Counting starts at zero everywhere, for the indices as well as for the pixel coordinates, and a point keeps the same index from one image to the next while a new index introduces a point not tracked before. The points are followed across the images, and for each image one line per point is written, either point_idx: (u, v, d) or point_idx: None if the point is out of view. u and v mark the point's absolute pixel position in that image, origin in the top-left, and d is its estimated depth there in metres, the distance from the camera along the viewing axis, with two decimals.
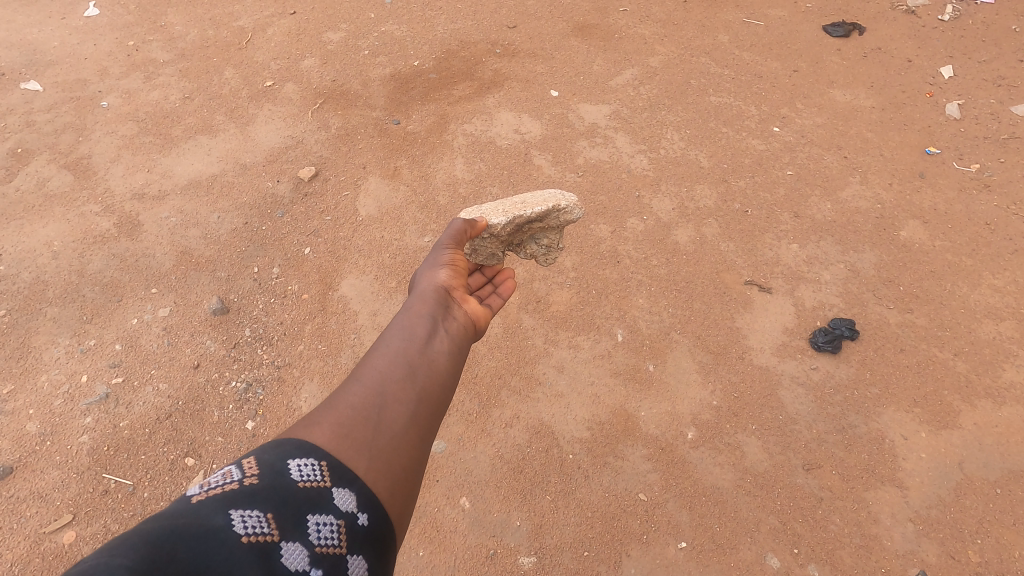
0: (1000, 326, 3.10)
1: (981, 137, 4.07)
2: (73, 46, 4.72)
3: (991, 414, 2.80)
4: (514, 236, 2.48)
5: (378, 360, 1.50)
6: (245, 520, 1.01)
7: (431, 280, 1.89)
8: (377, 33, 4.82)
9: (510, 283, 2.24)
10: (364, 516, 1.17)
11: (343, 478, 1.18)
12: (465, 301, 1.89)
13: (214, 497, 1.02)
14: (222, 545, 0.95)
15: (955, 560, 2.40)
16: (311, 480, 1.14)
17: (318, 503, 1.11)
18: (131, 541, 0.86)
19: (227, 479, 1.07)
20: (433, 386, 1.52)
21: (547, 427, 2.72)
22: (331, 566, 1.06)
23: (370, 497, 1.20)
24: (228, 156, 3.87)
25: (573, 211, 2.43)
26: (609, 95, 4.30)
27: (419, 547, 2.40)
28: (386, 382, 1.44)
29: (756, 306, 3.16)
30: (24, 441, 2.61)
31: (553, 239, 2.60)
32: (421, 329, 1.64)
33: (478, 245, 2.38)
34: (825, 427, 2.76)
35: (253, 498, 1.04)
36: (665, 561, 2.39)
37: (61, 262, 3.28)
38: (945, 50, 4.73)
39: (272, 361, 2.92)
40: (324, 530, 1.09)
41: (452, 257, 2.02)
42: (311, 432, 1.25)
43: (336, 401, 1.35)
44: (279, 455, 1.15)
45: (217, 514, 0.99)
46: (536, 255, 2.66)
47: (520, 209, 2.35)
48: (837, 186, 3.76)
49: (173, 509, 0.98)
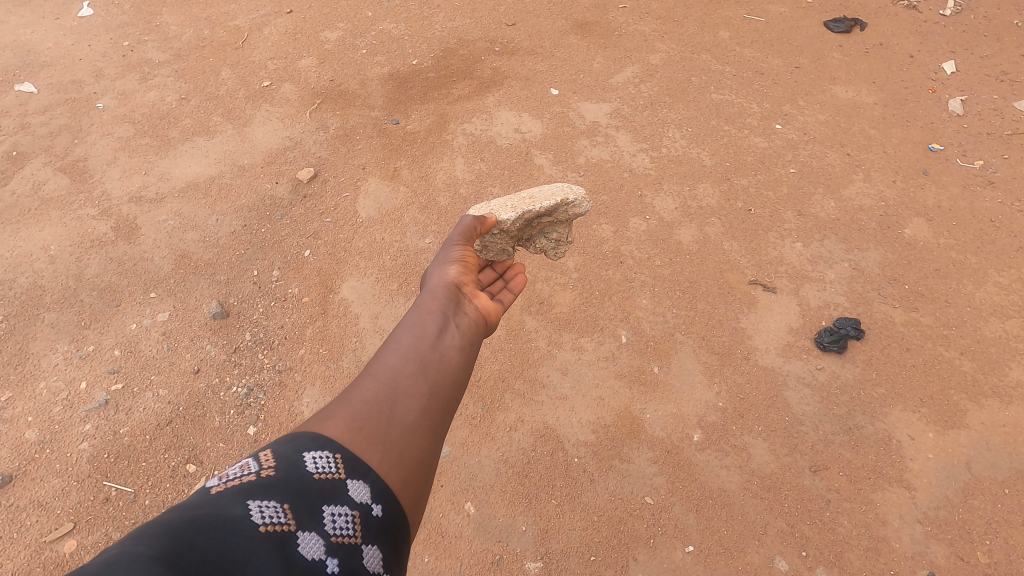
0: (1006, 324, 3.09)
1: (985, 133, 4.05)
2: (68, 47, 4.66)
3: (998, 413, 2.78)
4: (523, 231, 2.44)
5: (390, 355, 1.47)
6: (263, 510, 0.99)
7: (441, 276, 1.86)
8: (375, 31, 4.78)
9: (520, 277, 2.21)
10: (378, 507, 1.15)
11: (357, 470, 1.16)
12: (475, 296, 1.87)
13: (231, 489, 1.02)
14: (240, 534, 0.93)
15: (964, 562, 2.39)
16: (326, 472, 1.12)
17: (333, 494, 1.09)
18: (153, 531, 0.86)
19: (245, 472, 1.07)
20: (445, 381, 1.49)
21: (552, 430, 2.70)
22: (347, 555, 1.04)
23: (384, 489, 1.18)
24: (226, 158, 3.83)
25: (581, 205, 2.40)
26: (609, 94, 4.26)
27: (424, 554, 2.37)
28: (398, 376, 1.41)
29: (761, 306, 3.14)
30: (23, 449, 2.58)
31: (562, 234, 2.55)
32: (432, 324, 1.62)
33: (488, 241, 2.34)
34: (832, 428, 2.74)
35: (270, 489, 1.03)
36: (673, 565, 2.37)
37: (59, 267, 3.24)
38: (947, 45, 4.70)
39: (273, 365, 2.89)
40: (339, 520, 1.07)
41: (461, 253, 1.99)
42: (324, 426, 1.23)
43: (349, 396, 1.33)
44: (294, 448, 1.14)
45: (235, 504, 0.98)
46: (545, 250, 2.62)
47: (528, 204, 2.33)
48: (840, 183, 3.74)
49: (192, 500, 0.98)
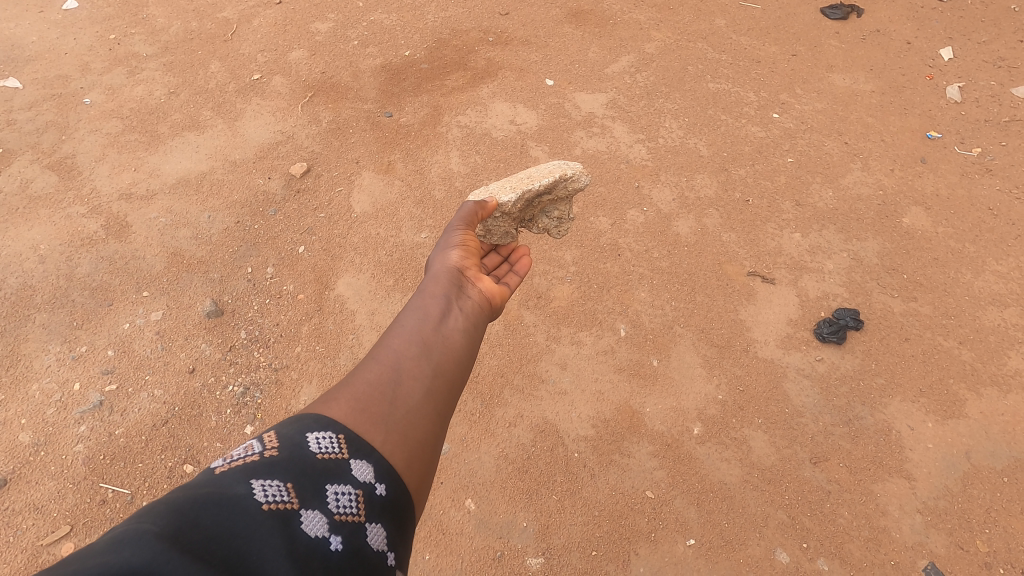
0: (1004, 313, 3.10)
1: (983, 120, 4.03)
2: (53, 41, 4.58)
3: (997, 402, 2.79)
4: (525, 212, 2.41)
5: (393, 339, 1.45)
6: (266, 489, 0.97)
7: (443, 260, 1.83)
8: (367, 22, 4.71)
9: (526, 259, 2.19)
10: (382, 486, 1.12)
11: (360, 450, 1.14)
12: (479, 279, 1.83)
13: (235, 469, 1.00)
14: (244, 512, 0.91)
15: (963, 551, 2.40)
16: (329, 452, 1.09)
17: (336, 473, 1.07)
18: (158, 508, 0.85)
19: (249, 453, 1.05)
20: (449, 363, 1.47)
21: (551, 426, 2.69)
22: (351, 533, 1.02)
23: (388, 468, 1.15)
24: (217, 153, 3.77)
25: (580, 179, 2.36)
26: (605, 83, 4.22)
27: (424, 551, 2.36)
28: (401, 359, 1.39)
29: (759, 298, 3.12)
30: (17, 452, 2.54)
31: (564, 211, 2.51)
32: (435, 308, 1.59)
33: (491, 225, 2.32)
34: (831, 419, 2.74)
35: (273, 469, 1.01)
36: (675, 559, 2.37)
37: (49, 267, 3.19)
38: (945, 31, 4.67)
39: (269, 364, 2.86)
40: (343, 498, 1.04)
41: (463, 238, 1.95)
42: (327, 407, 1.21)
43: (352, 379, 1.31)
44: (298, 429, 1.11)
45: (238, 483, 0.96)
46: (548, 229, 2.58)
47: (527, 184, 2.29)
48: (839, 172, 3.72)
49: (197, 480, 0.96)
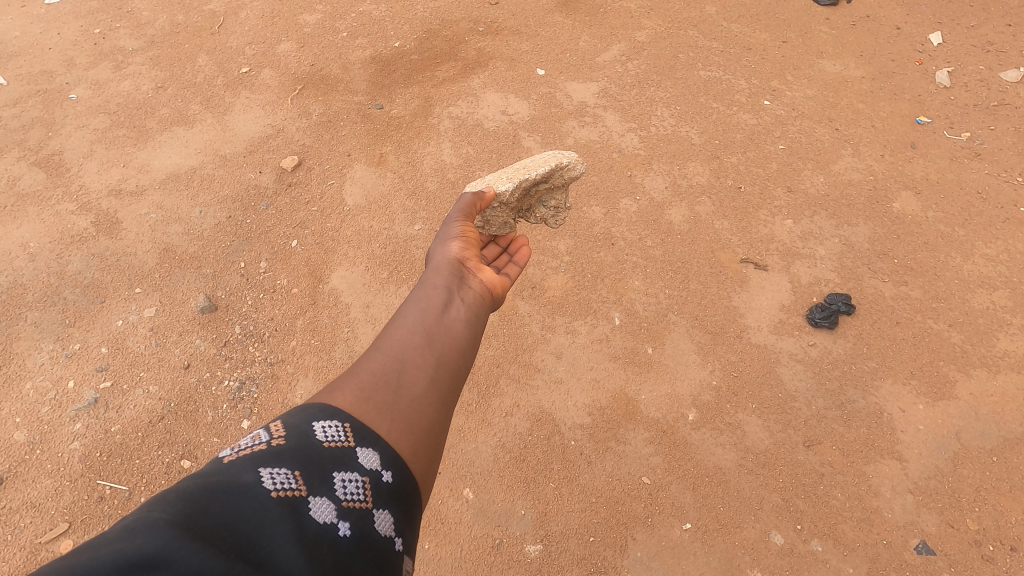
0: (993, 295, 3.13)
1: (971, 104, 4.06)
2: (36, 36, 4.52)
3: (986, 383, 2.83)
4: (523, 202, 2.41)
5: (396, 330, 1.45)
6: (274, 477, 0.98)
7: (444, 252, 1.83)
8: (355, 13, 4.67)
9: (525, 250, 2.19)
10: (388, 473, 1.12)
11: (365, 438, 1.14)
12: (479, 271, 1.83)
13: (244, 458, 1.00)
14: (250, 500, 0.92)
15: (954, 529, 2.44)
16: (335, 441, 1.10)
17: (343, 461, 1.08)
18: (169, 498, 0.86)
19: (256, 442, 1.05)
20: (452, 353, 1.48)
21: (548, 414, 2.70)
22: (359, 519, 1.02)
23: (393, 455, 1.16)
24: (206, 147, 3.74)
25: (576, 167, 2.37)
26: (596, 73, 4.21)
27: (424, 540, 2.38)
28: (405, 350, 1.39)
29: (753, 285, 3.14)
30: (12, 450, 2.54)
31: (560, 200, 2.52)
32: (436, 299, 1.60)
33: (490, 216, 2.33)
34: (825, 403, 2.77)
35: (281, 457, 1.02)
36: (671, 543, 2.40)
37: (39, 264, 3.16)
38: (934, 16, 4.69)
39: (264, 358, 2.86)
40: (350, 486, 1.05)
41: (463, 229, 1.95)
42: (333, 398, 1.21)
43: (355, 370, 1.31)
44: (304, 418, 1.12)
45: (247, 472, 0.96)
46: (546, 219, 2.57)
47: (524, 173, 2.30)
48: (830, 158, 3.74)
49: (204, 470, 0.97)
